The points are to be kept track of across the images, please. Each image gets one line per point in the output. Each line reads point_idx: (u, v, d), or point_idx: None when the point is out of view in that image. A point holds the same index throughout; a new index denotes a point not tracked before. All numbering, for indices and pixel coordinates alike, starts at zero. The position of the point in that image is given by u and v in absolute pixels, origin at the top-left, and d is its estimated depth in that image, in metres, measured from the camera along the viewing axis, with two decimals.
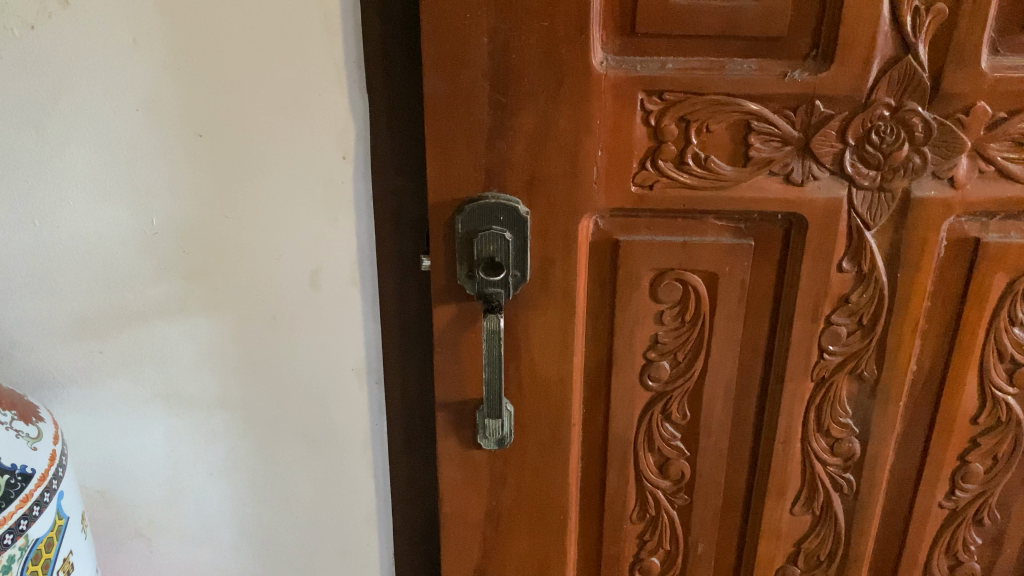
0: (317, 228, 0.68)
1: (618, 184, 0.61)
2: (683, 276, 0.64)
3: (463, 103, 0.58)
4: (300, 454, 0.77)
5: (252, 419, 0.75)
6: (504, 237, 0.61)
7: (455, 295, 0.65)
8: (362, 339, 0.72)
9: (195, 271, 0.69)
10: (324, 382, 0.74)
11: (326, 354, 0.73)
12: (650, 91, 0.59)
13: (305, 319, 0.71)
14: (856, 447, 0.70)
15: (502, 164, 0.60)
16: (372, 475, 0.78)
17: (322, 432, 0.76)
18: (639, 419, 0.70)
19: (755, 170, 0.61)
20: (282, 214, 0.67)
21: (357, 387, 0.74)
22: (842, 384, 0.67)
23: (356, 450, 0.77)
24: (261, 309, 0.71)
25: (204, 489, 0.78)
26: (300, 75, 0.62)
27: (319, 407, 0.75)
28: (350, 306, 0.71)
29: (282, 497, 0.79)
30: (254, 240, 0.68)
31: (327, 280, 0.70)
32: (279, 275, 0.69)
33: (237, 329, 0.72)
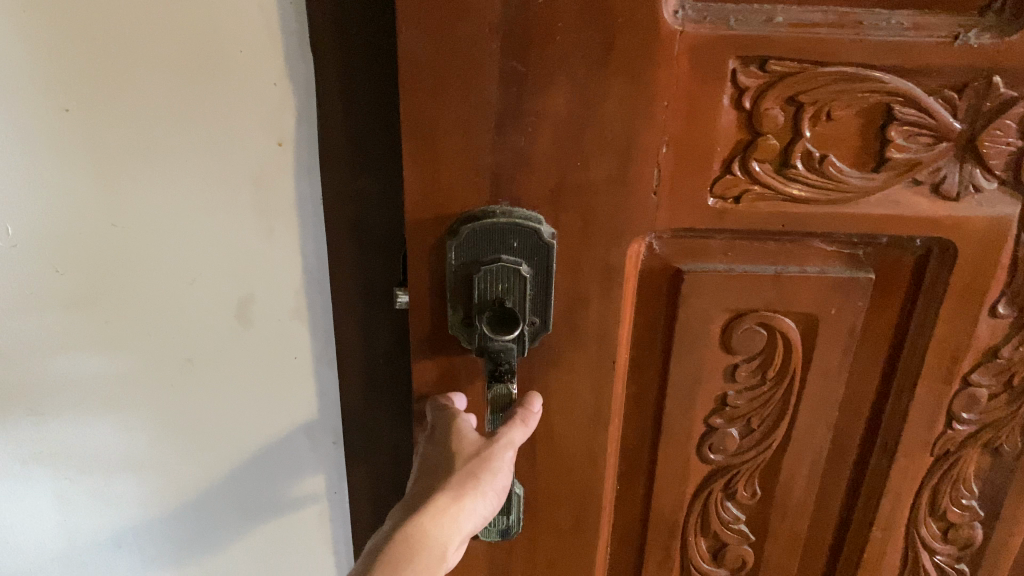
0: (244, 243, 0.46)
1: (688, 195, 0.41)
2: (769, 320, 0.46)
3: (460, 74, 0.38)
4: (238, 525, 0.58)
5: (169, 485, 0.56)
6: (518, 272, 0.41)
7: (444, 350, 0.45)
8: (315, 390, 0.53)
9: (74, 300, 0.47)
10: (266, 443, 0.54)
11: (267, 408, 0.53)
12: (747, 59, 0.38)
13: (234, 363, 0.51)
14: (978, 534, 0.53)
15: (517, 166, 0.40)
16: (331, 550, 0.60)
17: (267, 501, 0.57)
18: (692, 498, 0.52)
19: (890, 177, 0.41)
20: (195, 224, 0.46)
21: (310, 453, 0.55)
22: (970, 460, 0.50)
23: (313, 522, 0.59)
24: (175, 350, 0.50)
25: (112, 559, 0.59)
26: (210, 20, 0.40)
27: (262, 475, 0.56)
28: (295, 347, 0.51)
29: (216, 572, 0.61)
30: (158, 257, 0.46)
31: (264, 314, 0.49)
32: (195, 305, 0.48)
33: (145, 377, 0.51)
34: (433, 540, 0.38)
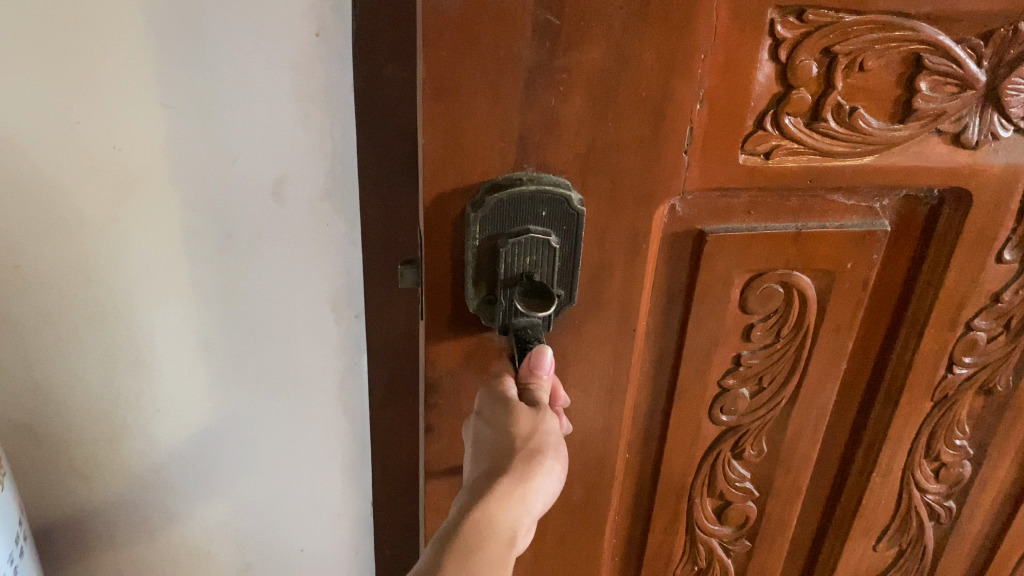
0: (277, 139, 0.43)
1: (720, 153, 0.40)
2: (787, 278, 0.45)
3: (491, 29, 0.34)
4: (252, 444, 0.55)
5: (183, 403, 0.52)
6: (548, 244, 0.39)
7: (461, 331, 0.42)
8: (338, 304, 0.50)
9: (90, 193, 0.44)
10: (296, 356, 0.52)
11: (300, 319, 0.50)
12: (787, 8, 0.36)
13: (258, 271, 0.47)
14: (967, 471, 0.55)
15: (546, 128, 0.37)
16: (343, 474, 0.58)
17: (293, 418, 0.54)
18: (701, 460, 0.51)
19: (915, 128, 0.40)
20: (233, 113, 0.42)
21: (340, 367, 0.53)
22: (966, 402, 0.51)
23: (328, 444, 0.56)
24: (206, 255, 0.46)
25: (121, 485, 0.55)
26: None
27: (291, 389, 0.53)
28: (321, 256, 0.48)
29: (224, 499, 0.57)
30: (192, 149, 0.43)
31: (295, 215, 0.46)
32: (228, 206, 0.45)
33: (167, 284, 0.47)
34: (497, 528, 0.35)
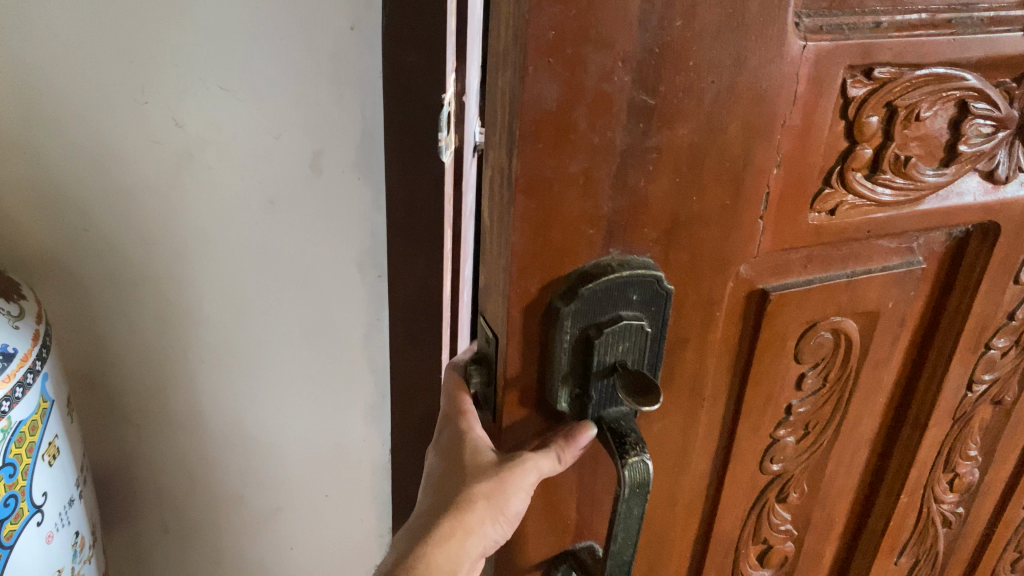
0: (318, 117, 0.49)
1: (790, 215, 0.39)
2: (837, 325, 0.45)
3: (589, 115, 0.32)
4: (287, 390, 0.62)
5: (225, 356, 0.60)
6: (640, 329, 0.36)
7: (540, 430, 0.39)
8: (366, 264, 0.56)
9: (159, 178, 0.52)
10: (326, 315, 0.58)
11: (330, 281, 0.56)
12: (858, 68, 0.36)
13: (298, 235, 0.54)
14: (975, 477, 0.57)
15: (634, 211, 0.35)
16: (365, 416, 0.64)
17: (319, 371, 0.61)
18: (748, 511, 0.51)
19: (958, 170, 0.41)
20: (279, 106, 0.49)
21: (363, 319, 0.58)
22: (979, 415, 0.53)
23: (356, 389, 0.62)
24: (254, 224, 0.54)
25: (178, 429, 0.65)
26: None
27: (320, 344, 0.60)
28: (349, 218, 0.54)
29: (261, 440, 0.66)
30: (241, 147, 0.50)
31: (331, 182, 0.52)
32: (273, 190, 0.52)
33: (218, 250, 0.55)
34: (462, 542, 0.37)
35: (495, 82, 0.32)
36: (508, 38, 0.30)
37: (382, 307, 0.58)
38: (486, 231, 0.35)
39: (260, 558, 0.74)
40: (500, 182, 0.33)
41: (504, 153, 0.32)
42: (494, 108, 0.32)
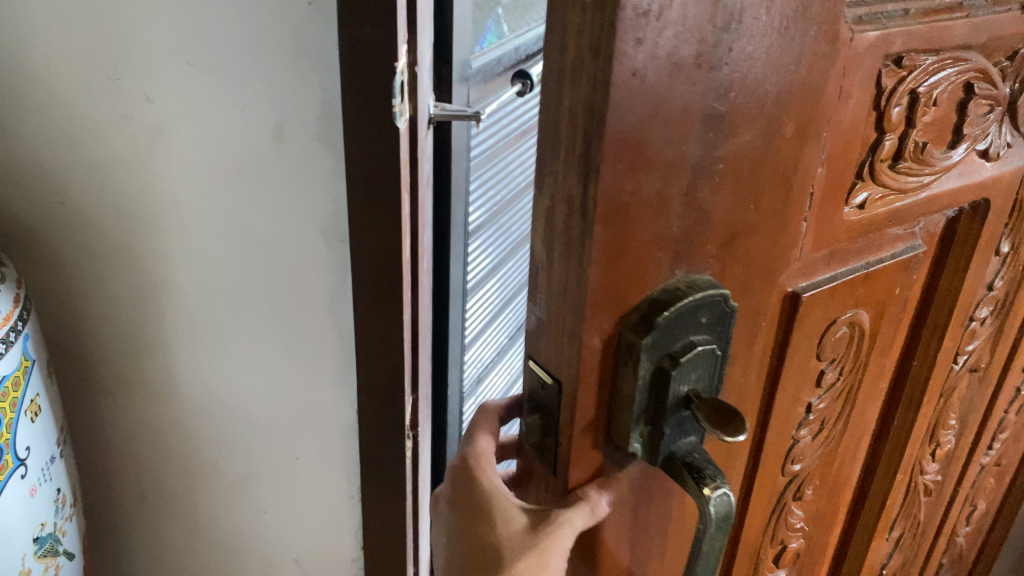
0: (287, 76, 0.48)
1: (827, 214, 0.37)
2: (855, 318, 0.44)
3: (666, 127, 0.28)
4: (263, 360, 0.60)
5: (204, 318, 0.59)
6: (711, 352, 0.34)
7: (603, 474, 0.35)
8: (327, 232, 0.53)
9: (137, 126, 0.52)
10: (291, 277, 0.56)
11: (297, 242, 0.54)
12: (891, 57, 0.35)
13: (266, 194, 0.53)
14: (952, 444, 0.58)
15: (697, 228, 0.32)
16: (330, 398, 0.61)
17: (289, 339, 0.59)
18: (768, 517, 0.49)
19: (962, 151, 0.41)
20: (257, 57, 0.47)
21: (326, 289, 0.56)
22: (961, 385, 0.54)
23: (319, 364, 0.60)
24: (223, 177, 0.52)
25: (150, 399, 0.65)
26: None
27: (289, 309, 0.57)
28: (306, 177, 0.51)
29: (236, 413, 0.64)
30: (213, 101, 0.50)
31: (294, 145, 0.50)
32: (234, 148, 0.51)
33: (193, 203, 0.54)
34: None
35: (554, 100, 0.28)
36: (578, 49, 0.26)
37: (346, 275, 0.55)
38: (540, 267, 0.31)
39: (239, 538, 0.72)
40: (568, 214, 0.29)
41: (575, 179, 0.28)
42: (558, 129, 0.28)
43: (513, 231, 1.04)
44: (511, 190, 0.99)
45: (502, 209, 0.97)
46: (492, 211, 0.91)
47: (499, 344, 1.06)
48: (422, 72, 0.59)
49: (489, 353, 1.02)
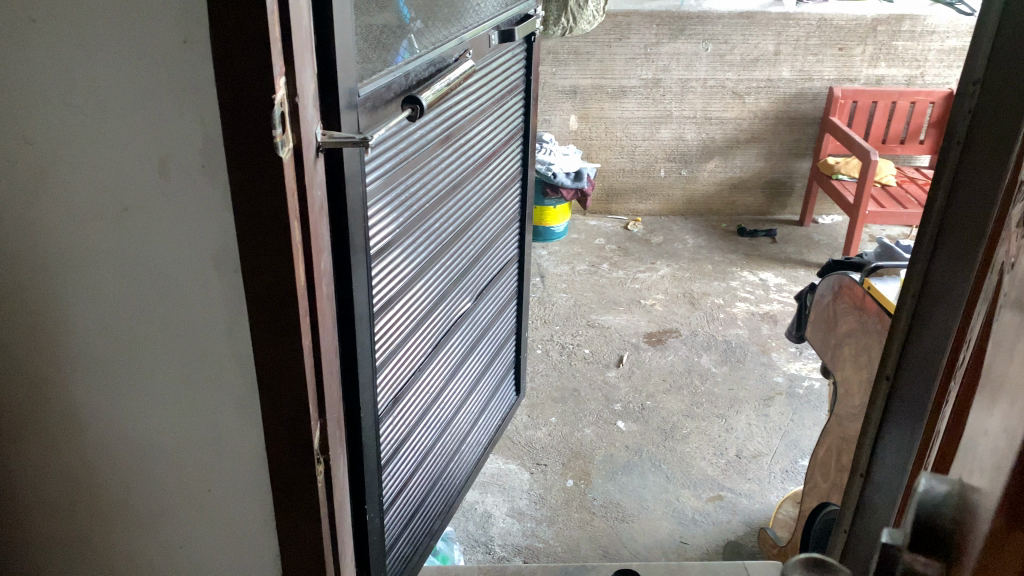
0: (180, 149, 0.62)
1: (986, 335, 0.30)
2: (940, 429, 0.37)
3: None
4: (169, 386, 0.72)
5: (100, 364, 0.71)
6: None
7: None
8: (221, 268, 0.66)
9: (50, 203, 0.65)
10: (192, 314, 0.68)
11: (186, 289, 0.67)
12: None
13: (159, 246, 0.66)
14: None
15: None
16: (238, 408, 0.72)
17: (195, 364, 0.70)
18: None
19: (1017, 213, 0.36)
20: (144, 139, 0.62)
21: (227, 313, 0.68)
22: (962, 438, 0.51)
23: (233, 376, 0.71)
24: (125, 236, 0.65)
25: (61, 443, 0.75)
26: (136, 39, 0.58)
27: (188, 341, 0.69)
28: (210, 221, 0.64)
29: (136, 445, 0.74)
30: (103, 185, 0.63)
31: (200, 195, 0.63)
32: (120, 226, 0.65)
33: (92, 267, 0.67)
34: None
35: None
36: None
37: (240, 301, 0.67)
38: None
39: (150, 564, 0.81)
40: None
41: None
42: None
43: (423, 256, 1.01)
44: (417, 217, 0.97)
45: (405, 235, 0.95)
46: (390, 236, 0.90)
47: (413, 371, 1.04)
48: (306, 100, 0.66)
49: (400, 380, 1.00)
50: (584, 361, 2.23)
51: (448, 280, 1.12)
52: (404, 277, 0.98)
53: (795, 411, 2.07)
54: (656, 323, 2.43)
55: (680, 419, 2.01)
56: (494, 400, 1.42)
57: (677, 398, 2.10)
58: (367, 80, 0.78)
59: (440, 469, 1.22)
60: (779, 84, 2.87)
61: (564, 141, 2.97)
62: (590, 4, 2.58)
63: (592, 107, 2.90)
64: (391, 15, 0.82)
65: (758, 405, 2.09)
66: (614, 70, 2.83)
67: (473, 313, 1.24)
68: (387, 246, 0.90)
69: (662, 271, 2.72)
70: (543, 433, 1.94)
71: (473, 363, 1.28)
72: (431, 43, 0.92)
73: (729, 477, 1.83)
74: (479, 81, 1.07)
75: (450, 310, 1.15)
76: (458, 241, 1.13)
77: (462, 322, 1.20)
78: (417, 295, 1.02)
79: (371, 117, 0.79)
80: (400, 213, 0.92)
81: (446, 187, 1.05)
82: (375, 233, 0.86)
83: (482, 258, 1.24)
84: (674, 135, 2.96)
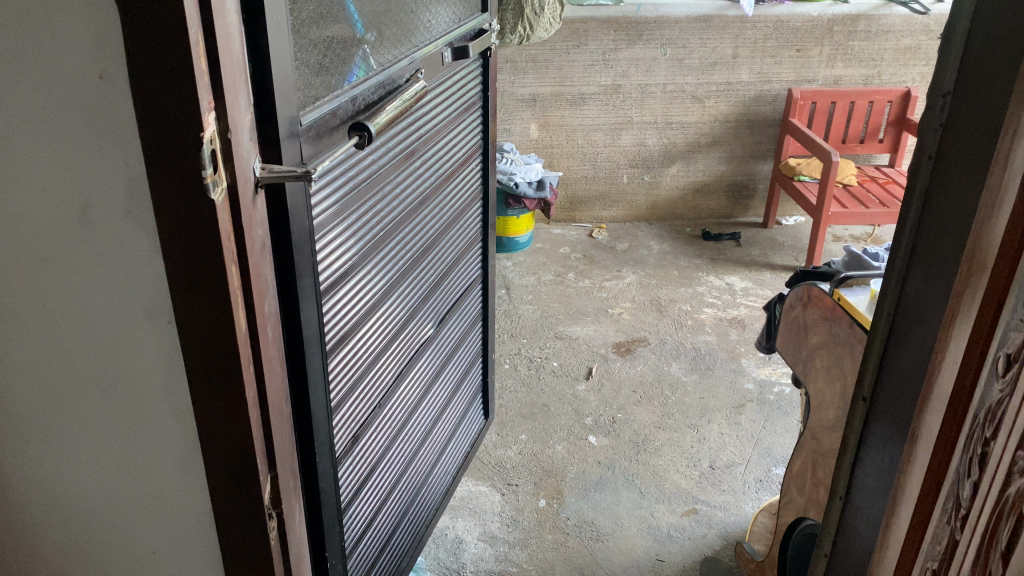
0: (101, 193, 0.57)
1: None
2: None
3: None
4: (104, 443, 0.66)
5: (26, 424, 0.65)
6: None
7: None
8: (153, 319, 0.61)
9: None
10: (123, 368, 0.63)
11: (114, 342, 0.62)
12: None
13: (85, 297, 0.60)
14: None
15: None
16: (180, 465, 0.67)
17: (130, 421, 0.65)
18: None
19: None
20: (63, 183, 0.56)
21: (162, 366, 0.63)
22: None
23: (173, 433, 0.65)
24: (46, 288, 0.60)
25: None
26: (47, 75, 0.53)
27: (120, 397, 0.64)
28: (139, 270, 0.59)
29: (72, 506, 0.69)
30: (20, 233, 0.58)
31: (126, 242, 0.58)
32: (34, 276, 0.60)
33: (13, 321, 0.61)
34: None
35: None
36: None
37: (177, 353, 0.62)
38: None
39: None
40: None
41: None
42: None
43: (381, 286, 0.96)
44: (373, 245, 0.92)
45: (361, 264, 0.90)
46: (343, 268, 0.85)
47: (374, 406, 0.99)
48: (241, 134, 0.61)
49: (360, 417, 0.95)
50: (554, 374, 2.19)
51: (409, 307, 1.07)
52: (361, 309, 0.93)
53: (767, 418, 2.05)
54: (624, 332, 2.40)
55: (652, 431, 1.98)
56: (462, 425, 1.37)
57: (648, 409, 2.06)
58: (309, 106, 0.74)
59: (407, 503, 1.17)
60: (738, 87, 2.86)
61: (526, 150, 2.93)
62: (546, 11, 2.55)
63: (553, 115, 2.86)
64: (335, 38, 0.78)
65: (729, 413, 2.06)
66: (573, 77, 2.80)
67: (436, 339, 1.19)
68: (340, 279, 0.85)
69: (629, 279, 2.70)
70: (514, 451, 1.90)
71: (439, 389, 1.24)
72: (379, 64, 0.87)
73: (703, 490, 1.80)
74: (433, 99, 1.02)
75: (412, 338, 1.10)
76: (418, 265, 1.08)
77: (425, 349, 1.15)
78: (376, 326, 0.97)
79: (314, 147, 0.75)
80: (355, 242, 0.87)
81: (402, 211, 1.00)
82: (327, 267, 0.81)
83: (444, 281, 1.19)
84: (635, 141, 2.94)
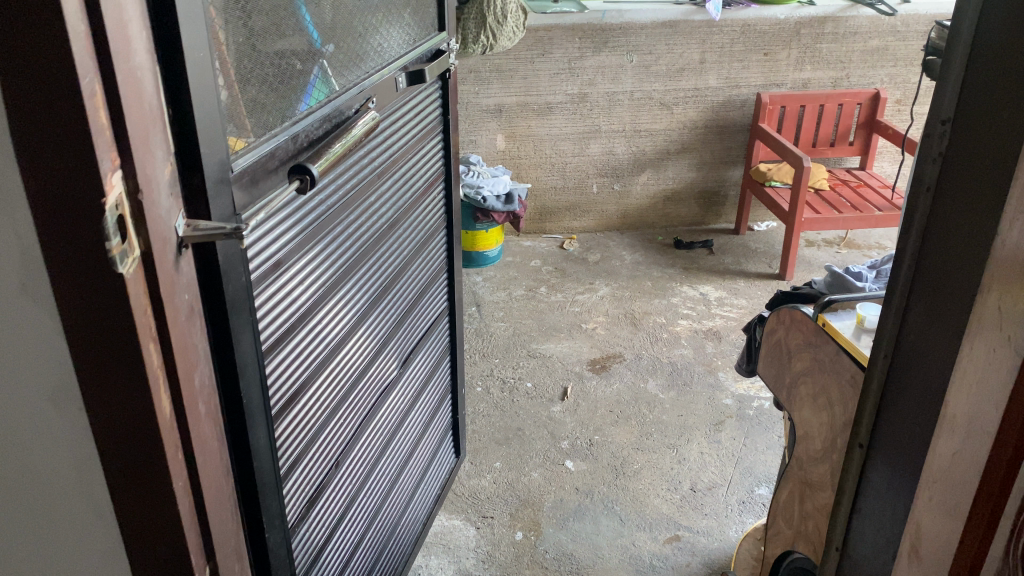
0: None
1: None
2: None
3: None
4: (21, 534, 0.59)
5: None
6: None
7: None
8: (63, 406, 0.53)
9: None
10: (31, 459, 0.55)
11: (20, 431, 0.54)
12: None
13: None
14: None
15: None
16: (107, 558, 0.60)
17: (45, 514, 0.58)
18: None
19: None
20: None
21: (77, 456, 0.55)
22: None
23: (96, 524, 0.58)
24: None
25: None
26: None
27: (32, 489, 0.57)
28: (43, 352, 0.51)
29: None
30: None
31: (26, 323, 0.50)
32: None
33: None
34: None
35: None
36: None
37: (92, 443, 0.54)
38: None
39: None
40: None
41: None
42: None
43: (338, 332, 0.89)
44: (327, 290, 0.85)
45: (313, 313, 0.82)
46: (291, 320, 0.78)
47: (333, 461, 0.91)
48: (159, 191, 0.54)
49: (317, 477, 0.88)
50: (527, 396, 2.12)
51: (371, 350, 0.99)
52: (315, 360, 0.85)
53: (747, 435, 2.00)
54: (598, 348, 2.33)
55: (630, 453, 1.92)
56: (434, 464, 1.29)
57: (625, 430, 2.00)
58: (240, 149, 0.66)
59: (375, 555, 1.10)
60: (707, 93, 2.81)
61: (492, 162, 2.86)
62: (509, 20, 2.48)
63: (519, 125, 2.79)
64: (272, 72, 0.70)
65: (708, 431, 2.01)
66: (538, 86, 2.73)
67: (404, 377, 1.12)
68: (288, 333, 0.77)
69: (601, 292, 2.64)
70: (488, 481, 1.83)
71: (409, 430, 1.16)
72: (324, 96, 0.79)
73: (684, 515, 1.74)
74: (389, 128, 0.94)
75: (375, 382, 1.02)
76: (379, 305, 1.00)
77: (390, 391, 1.07)
78: (333, 375, 0.89)
79: (249, 195, 0.67)
80: (304, 290, 0.79)
81: (360, 249, 0.92)
82: (271, 321, 0.74)
83: (410, 316, 1.12)
84: (604, 150, 2.88)
